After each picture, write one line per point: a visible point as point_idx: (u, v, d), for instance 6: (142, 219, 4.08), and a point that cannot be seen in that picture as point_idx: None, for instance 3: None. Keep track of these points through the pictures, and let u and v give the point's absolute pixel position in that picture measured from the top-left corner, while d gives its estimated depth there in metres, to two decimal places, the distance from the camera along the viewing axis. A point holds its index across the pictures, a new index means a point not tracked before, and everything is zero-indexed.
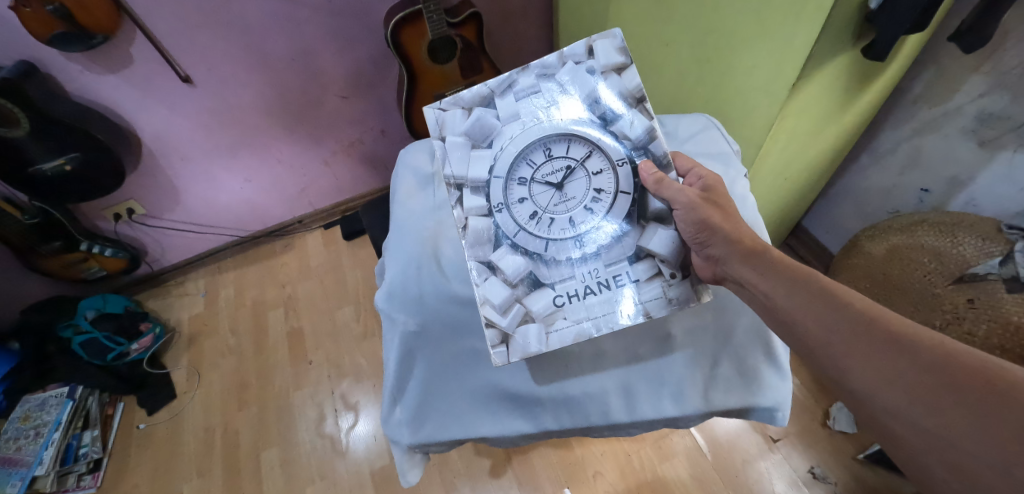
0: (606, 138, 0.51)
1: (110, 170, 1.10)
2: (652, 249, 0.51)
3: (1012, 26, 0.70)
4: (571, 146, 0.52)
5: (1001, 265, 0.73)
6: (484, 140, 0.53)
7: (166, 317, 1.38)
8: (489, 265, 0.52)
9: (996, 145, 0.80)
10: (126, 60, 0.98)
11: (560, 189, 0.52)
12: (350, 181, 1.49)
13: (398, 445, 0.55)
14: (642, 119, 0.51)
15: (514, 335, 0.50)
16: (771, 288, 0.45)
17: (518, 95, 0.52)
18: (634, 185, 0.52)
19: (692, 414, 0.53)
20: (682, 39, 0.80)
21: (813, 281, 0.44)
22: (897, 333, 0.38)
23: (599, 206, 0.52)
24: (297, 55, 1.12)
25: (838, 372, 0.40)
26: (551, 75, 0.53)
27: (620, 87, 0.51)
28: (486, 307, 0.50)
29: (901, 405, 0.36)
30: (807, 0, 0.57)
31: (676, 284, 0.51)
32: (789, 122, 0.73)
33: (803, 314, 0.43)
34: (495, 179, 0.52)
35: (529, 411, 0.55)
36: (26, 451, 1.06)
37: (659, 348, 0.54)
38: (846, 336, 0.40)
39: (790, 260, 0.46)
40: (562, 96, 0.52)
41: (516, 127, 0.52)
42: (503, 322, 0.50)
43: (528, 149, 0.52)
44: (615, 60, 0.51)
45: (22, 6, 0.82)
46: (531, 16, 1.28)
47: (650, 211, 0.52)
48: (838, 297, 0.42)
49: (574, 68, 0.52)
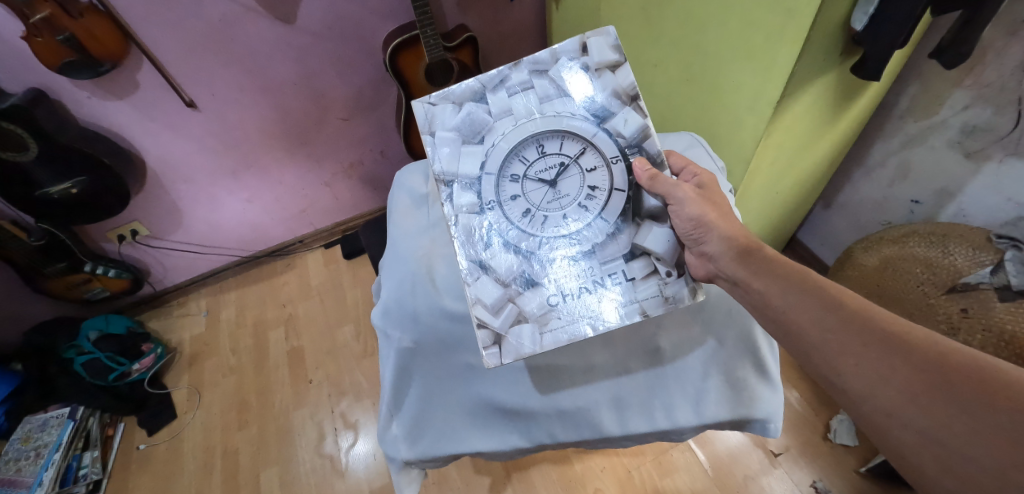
0: (600, 134, 0.53)
1: (115, 192, 1.12)
2: (648, 247, 0.52)
3: (990, 41, 0.73)
4: (564, 143, 0.53)
5: (992, 273, 0.74)
6: (476, 137, 0.54)
7: (167, 338, 1.39)
8: (482, 266, 0.52)
9: (981, 156, 0.82)
10: (133, 86, 1.01)
11: (554, 187, 0.54)
12: (349, 201, 1.52)
13: (395, 461, 0.56)
14: (637, 117, 0.52)
15: (507, 337, 0.50)
16: (765, 287, 0.46)
17: (510, 90, 0.54)
18: (628, 182, 0.53)
19: (686, 426, 0.54)
20: (669, 59, 0.83)
21: (809, 280, 0.45)
22: (891, 335, 0.39)
23: (594, 204, 0.53)
24: (299, 79, 1.15)
25: (832, 371, 0.40)
26: (543, 71, 0.54)
27: (614, 85, 0.52)
28: (478, 308, 0.51)
29: (897, 407, 0.36)
30: (788, 20, 0.59)
31: (673, 282, 0.51)
32: (780, 133, 0.74)
33: (799, 313, 0.43)
34: (488, 175, 0.54)
35: (524, 424, 0.55)
36: (27, 472, 1.02)
37: (649, 361, 0.55)
38: (841, 338, 0.40)
39: (783, 261, 0.47)
40: (554, 90, 0.53)
41: (508, 124, 0.53)
42: (496, 322, 0.50)
43: (520, 146, 0.53)
44: (608, 57, 0.52)
45: (32, 36, 0.84)
46: (525, 39, 1.32)
47: (645, 209, 0.53)
48: (831, 298, 0.43)
49: (567, 64, 0.53)
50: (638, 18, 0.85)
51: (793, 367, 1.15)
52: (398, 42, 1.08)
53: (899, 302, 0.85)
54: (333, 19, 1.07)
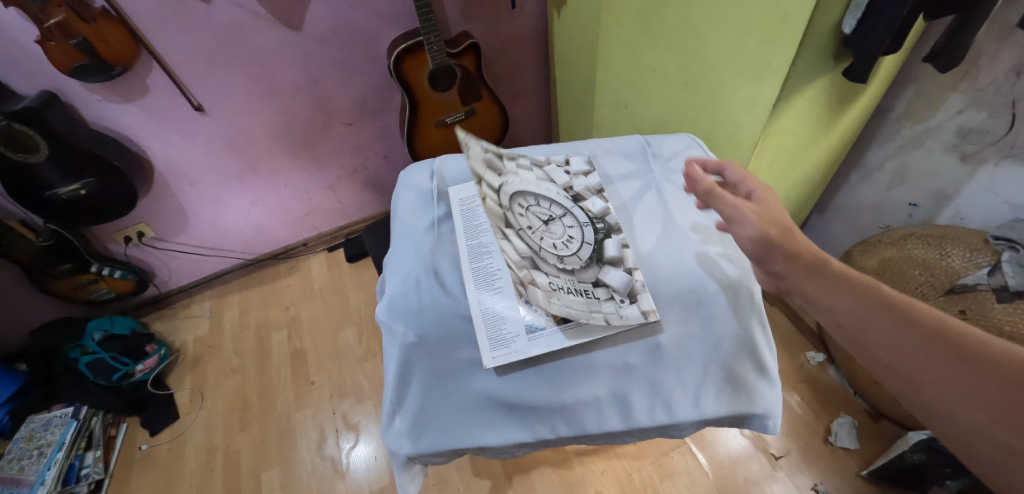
0: (576, 208, 0.56)
1: (123, 194, 1.13)
2: (605, 280, 0.52)
3: (983, 46, 0.74)
4: (552, 205, 0.55)
5: (990, 275, 0.77)
6: (495, 171, 0.57)
7: (170, 339, 1.40)
8: (501, 231, 0.54)
9: (977, 159, 0.83)
10: (143, 90, 1.03)
11: (546, 225, 0.54)
12: (353, 205, 1.54)
13: (397, 456, 0.51)
14: (601, 201, 0.58)
15: (528, 286, 0.52)
16: (832, 301, 0.37)
17: (518, 166, 0.60)
18: (595, 238, 0.54)
19: (685, 421, 0.51)
20: (667, 65, 0.84)
21: (883, 293, 0.36)
22: (969, 346, 0.31)
23: (570, 250, 0.53)
24: (305, 84, 1.18)
25: (914, 395, 0.32)
26: (541, 165, 0.61)
27: (586, 183, 0.60)
28: (501, 243, 0.53)
29: (987, 431, 0.28)
30: (782, 27, 0.61)
31: (628, 307, 0.50)
32: (774, 139, 0.76)
33: (872, 329, 0.34)
34: (501, 195, 0.55)
35: (526, 419, 0.50)
36: (29, 471, 1.03)
37: (650, 357, 0.50)
38: (913, 353, 0.32)
39: (851, 272, 0.38)
40: (545, 177, 0.59)
41: (516, 179, 0.57)
42: (518, 271, 0.52)
43: (522, 193, 0.56)
44: (583, 167, 0.62)
45: (46, 40, 0.85)
46: (527, 46, 1.34)
47: (606, 256, 0.54)
48: (907, 313, 0.34)
49: (555, 168, 0.61)
50: (636, 24, 0.87)
51: (794, 371, 1.15)
52: (403, 47, 1.09)
53: None
54: (339, 25, 1.10)
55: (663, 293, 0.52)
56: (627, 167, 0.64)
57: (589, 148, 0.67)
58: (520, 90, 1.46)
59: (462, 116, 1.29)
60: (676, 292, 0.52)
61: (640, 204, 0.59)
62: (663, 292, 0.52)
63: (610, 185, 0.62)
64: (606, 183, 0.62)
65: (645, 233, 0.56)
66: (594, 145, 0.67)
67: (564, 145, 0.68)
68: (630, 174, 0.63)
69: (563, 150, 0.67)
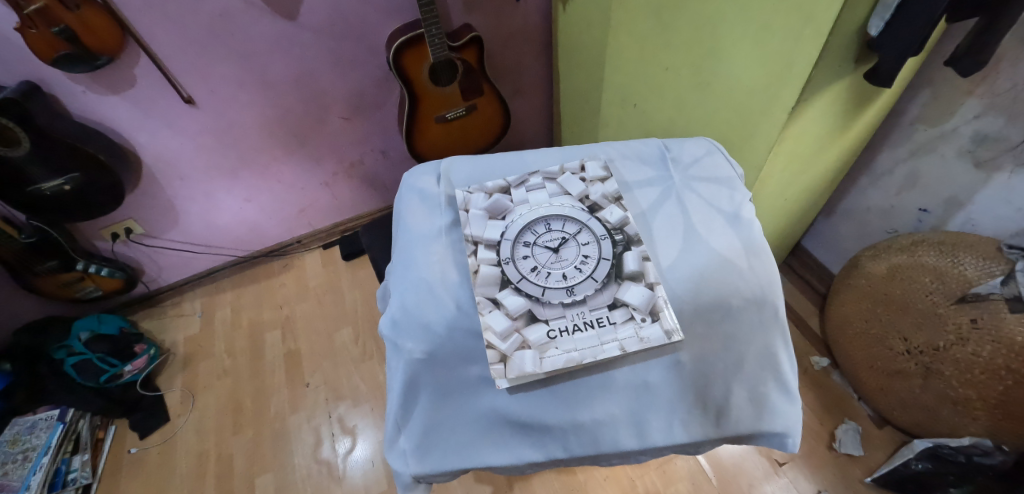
0: (593, 220, 0.54)
1: (110, 190, 1.09)
2: (624, 298, 0.49)
3: (1004, 51, 0.72)
4: (565, 223, 0.54)
5: (1003, 284, 0.75)
6: (498, 216, 0.55)
7: (160, 338, 1.36)
8: (494, 300, 0.49)
9: (992, 166, 0.81)
10: (130, 81, 0.98)
11: (555, 253, 0.52)
12: (348, 202, 1.50)
13: (401, 475, 0.48)
14: (619, 211, 0.55)
15: (512, 356, 0.46)
16: None
17: (529, 188, 0.58)
18: (614, 252, 0.52)
19: (701, 440, 0.49)
20: (681, 62, 0.81)
21: None
22: None
23: (583, 272, 0.51)
24: (300, 77, 1.13)
25: None
26: (553, 178, 0.59)
27: (602, 191, 0.57)
28: (493, 314, 0.48)
29: None
30: (805, 27, 0.58)
31: (649, 326, 0.48)
32: (788, 144, 0.74)
33: None
34: (505, 242, 0.53)
35: (538, 438, 0.48)
36: (14, 476, 0.99)
37: (669, 374, 0.48)
38: None
39: None
40: (558, 194, 0.57)
41: (525, 208, 0.56)
42: (502, 344, 0.47)
43: (533, 222, 0.54)
44: (600, 173, 0.59)
45: (26, 28, 0.80)
46: (530, 39, 1.30)
47: (625, 271, 0.51)
48: None
49: (570, 177, 0.59)
50: (649, 20, 0.84)
51: (798, 374, 1.15)
52: (402, 40, 1.05)
53: (908, 310, 0.87)
54: (335, 17, 1.05)
55: (686, 310, 0.49)
56: (645, 174, 0.61)
57: (606, 152, 0.64)
58: (522, 85, 1.42)
59: (462, 111, 1.25)
60: (698, 309, 0.49)
61: (656, 217, 0.56)
62: (687, 307, 0.49)
63: (628, 192, 0.59)
64: (623, 190, 0.59)
65: (666, 246, 0.53)
66: (610, 149, 0.64)
67: (579, 148, 0.65)
68: (648, 180, 0.60)
69: (578, 154, 0.64)
